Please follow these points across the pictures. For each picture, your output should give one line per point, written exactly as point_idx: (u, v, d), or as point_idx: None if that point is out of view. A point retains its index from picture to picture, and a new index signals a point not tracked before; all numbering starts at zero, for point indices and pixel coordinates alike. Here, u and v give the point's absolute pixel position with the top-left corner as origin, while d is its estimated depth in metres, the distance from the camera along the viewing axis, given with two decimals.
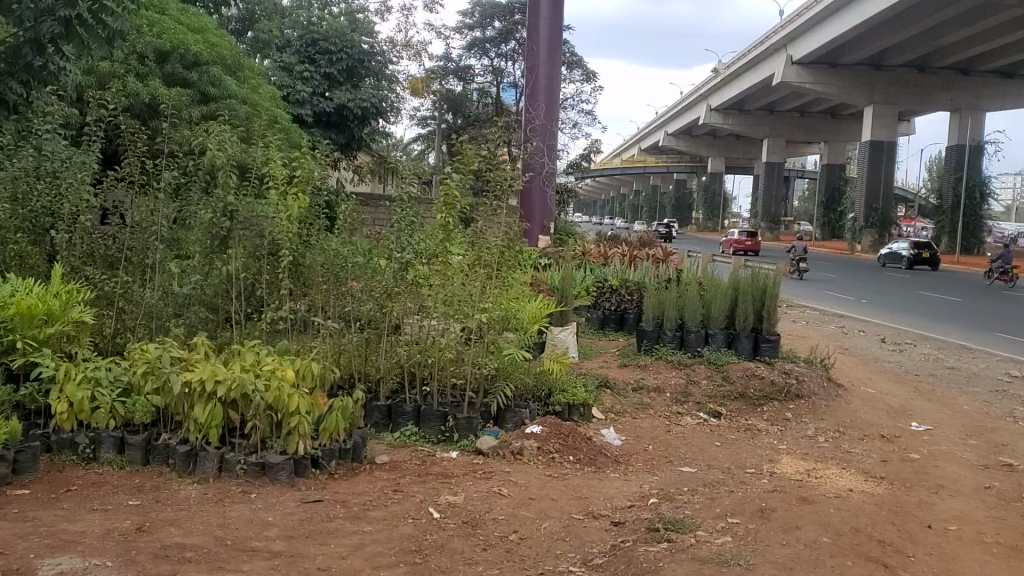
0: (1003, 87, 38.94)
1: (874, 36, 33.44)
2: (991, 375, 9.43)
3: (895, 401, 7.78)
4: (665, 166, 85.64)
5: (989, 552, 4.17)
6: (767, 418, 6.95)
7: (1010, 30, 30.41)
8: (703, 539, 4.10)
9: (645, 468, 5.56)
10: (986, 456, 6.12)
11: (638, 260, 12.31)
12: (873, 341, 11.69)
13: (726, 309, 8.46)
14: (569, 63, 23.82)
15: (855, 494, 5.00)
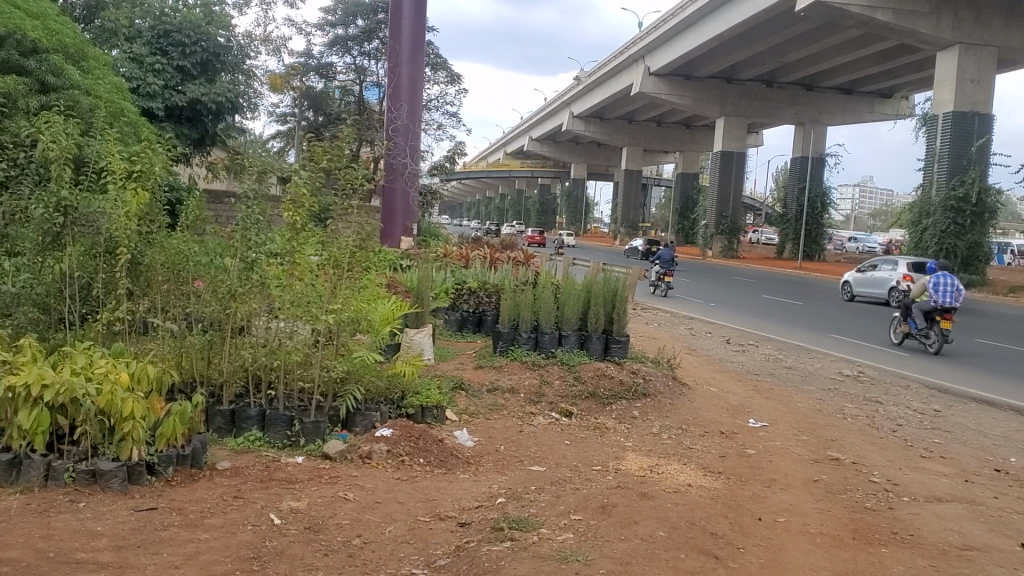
0: (843, 103, 41.45)
1: (727, 49, 34.78)
2: (825, 373, 10.00)
3: (735, 400, 8.11)
4: (528, 170, 86.72)
5: (813, 542, 4.40)
6: (615, 417, 7.13)
7: (849, 50, 32.39)
8: (546, 537, 4.16)
9: (495, 468, 5.59)
10: (816, 450, 6.47)
11: (499, 261, 12.43)
12: (719, 342, 12.16)
13: (579, 312, 8.57)
14: (433, 64, 23.74)
15: (692, 488, 5.19)
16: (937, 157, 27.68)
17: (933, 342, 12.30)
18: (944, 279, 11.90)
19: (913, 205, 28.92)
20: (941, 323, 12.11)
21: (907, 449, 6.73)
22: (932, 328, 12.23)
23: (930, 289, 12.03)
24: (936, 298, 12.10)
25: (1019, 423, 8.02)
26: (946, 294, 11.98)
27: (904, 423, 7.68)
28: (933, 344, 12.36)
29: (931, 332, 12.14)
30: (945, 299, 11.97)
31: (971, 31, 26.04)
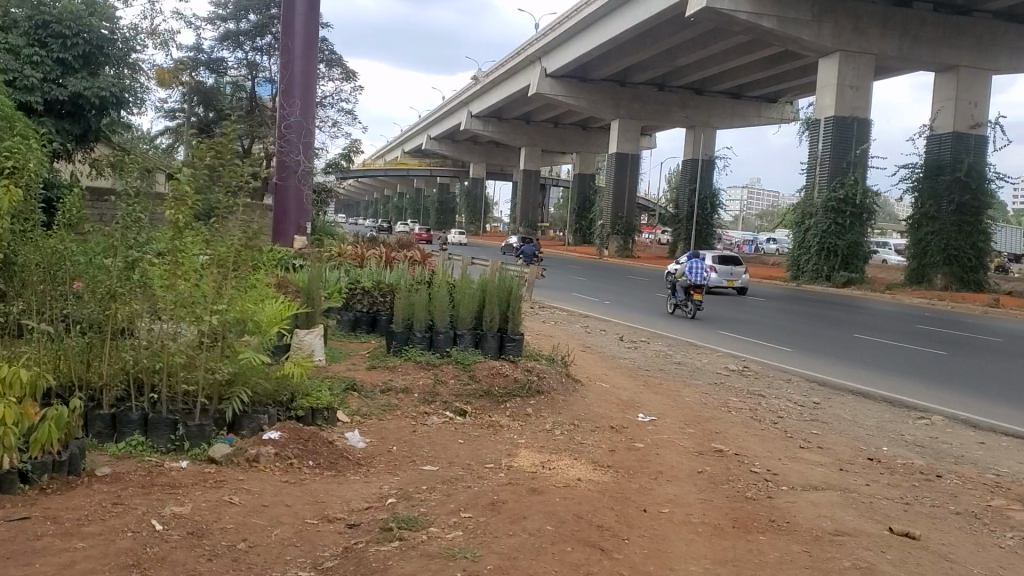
0: (731, 108, 42.72)
1: (621, 52, 35.40)
2: (712, 368, 10.30)
3: (626, 395, 8.29)
4: (427, 169, 86.53)
5: (695, 531, 4.54)
6: (509, 414, 7.18)
7: (736, 56, 33.38)
8: (435, 535, 4.18)
9: (387, 469, 5.56)
10: (701, 443, 6.68)
11: (394, 260, 12.36)
12: (612, 339, 12.41)
13: (473, 311, 8.52)
14: (327, 61, 23.46)
15: (582, 483, 5.27)
16: (820, 160, 28.84)
17: (690, 309, 16.47)
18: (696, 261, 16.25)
19: (796, 206, 30.11)
20: (693, 295, 16.38)
21: (787, 440, 7.00)
22: (688, 299, 16.45)
23: (687, 270, 16.32)
24: (692, 276, 16.42)
25: (892, 414, 8.42)
26: (697, 272, 16.34)
27: (785, 415, 7.99)
28: (690, 312, 16.58)
29: (686, 302, 16.33)
30: (697, 276, 16.34)
31: (850, 40, 27.12)
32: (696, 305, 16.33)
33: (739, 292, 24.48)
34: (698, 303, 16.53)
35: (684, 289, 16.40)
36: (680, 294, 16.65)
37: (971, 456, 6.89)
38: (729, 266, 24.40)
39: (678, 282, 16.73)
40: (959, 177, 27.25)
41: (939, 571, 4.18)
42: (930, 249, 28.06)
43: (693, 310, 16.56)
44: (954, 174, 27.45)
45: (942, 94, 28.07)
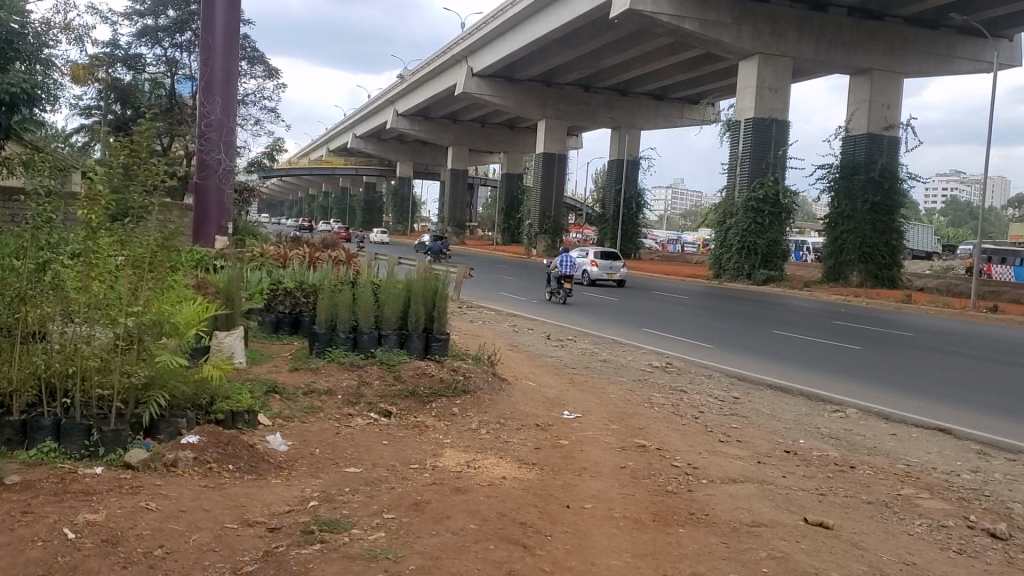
0: (655, 109, 43.32)
1: (546, 52, 35.60)
2: (636, 365, 10.44)
3: (551, 393, 8.34)
4: (352, 168, 85.78)
5: (616, 526, 4.60)
6: (434, 414, 7.16)
7: (659, 58, 33.86)
8: (357, 537, 4.16)
9: (309, 472, 5.51)
10: (625, 438, 6.76)
11: (318, 260, 12.22)
12: (539, 337, 12.51)
13: (398, 311, 8.45)
14: (249, 58, 23.06)
15: (506, 480, 5.29)
16: (740, 161, 29.48)
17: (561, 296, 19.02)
18: (567, 255, 18.80)
19: (718, 205, 30.70)
20: (564, 284, 18.93)
21: (708, 435, 7.15)
22: (560, 287, 18.99)
23: (559, 262, 18.82)
24: (563, 267, 18.95)
25: (808, 407, 8.66)
26: (567, 264, 18.90)
27: (705, 410, 8.16)
28: (561, 297, 19.10)
29: (558, 290, 18.84)
30: (567, 267, 18.89)
31: (769, 43, 27.68)
32: (566, 293, 18.93)
33: (620, 284, 26.79)
34: (567, 290, 19.15)
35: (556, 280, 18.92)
36: (553, 283, 19.16)
37: (883, 446, 7.13)
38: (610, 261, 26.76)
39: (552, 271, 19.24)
40: (873, 177, 28.14)
41: (851, 558, 4.32)
42: (846, 248, 28.94)
43: (565, 296, 19.13)
44: (868, 174, 28.34)
45: (857, 96, 29.02)
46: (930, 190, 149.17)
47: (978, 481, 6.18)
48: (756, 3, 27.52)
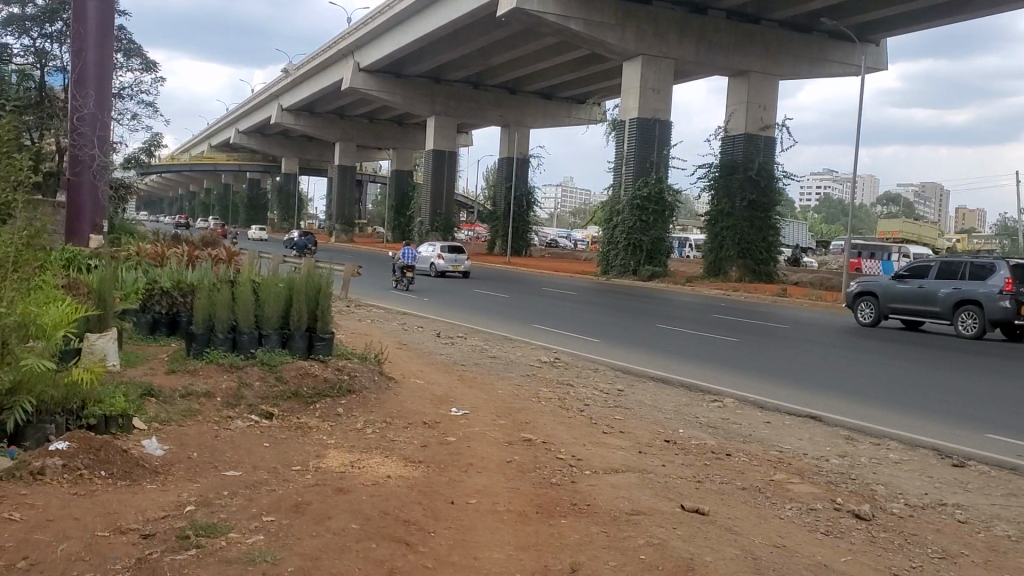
0: (543, 107, 43.77)
1: (435, 49, 35.53)
2: (525, 361, 10.53)
3: (439, 390, 8.34)
4: (236, 165, 83.75)
5: (499, 520, 4.64)
6: (318, 415, 7.07)
7: (547, 57, 34.22)
8: (234, 541, 4.08)
9: (187, 476, 5.36)
10: (512, 433, 6.82)
11: (197, 259, 11.86)
12: (429, 335, 12.47)
13: (280, 311, 8.30)
14: (125, 50, 22.21)
15: (390, 479, 5.27)
16: (625, 159, 30.07)
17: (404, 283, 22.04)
18: (408, 247, 21.80)
19: (605, 203, 31.24)
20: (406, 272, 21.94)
21: (592, 427, 7.28)
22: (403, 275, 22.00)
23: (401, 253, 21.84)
24: (405, 258, 21.97)
25: (688, 397, 8.93)
26: (409, 255, 21.91)
27: (590, 403, 8.31)
28: (404, 285, 22.04)
29: (402, 278, 21.83)
30: (408, 257, 21.93)
31: (652, 44, 28.32)
32: (409, 281, 21.92)
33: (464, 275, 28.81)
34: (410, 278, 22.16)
35: (401, 269, 21.82)
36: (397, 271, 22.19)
37: (759, 434, 7.41)
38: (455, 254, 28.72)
39: (396, 261, 22.09)
40: (750, 176, 29.16)
41: (724, 543, 4.47)
42: (725, 245, 29.86)
43: (407, 284, 22.13)
44: (746, 174, 29.35)
45: (735, 97, 30.02)
46: (805, 189, 155.34)
47: (845, 465, 6.49)
48: (640, 5, 28.10)
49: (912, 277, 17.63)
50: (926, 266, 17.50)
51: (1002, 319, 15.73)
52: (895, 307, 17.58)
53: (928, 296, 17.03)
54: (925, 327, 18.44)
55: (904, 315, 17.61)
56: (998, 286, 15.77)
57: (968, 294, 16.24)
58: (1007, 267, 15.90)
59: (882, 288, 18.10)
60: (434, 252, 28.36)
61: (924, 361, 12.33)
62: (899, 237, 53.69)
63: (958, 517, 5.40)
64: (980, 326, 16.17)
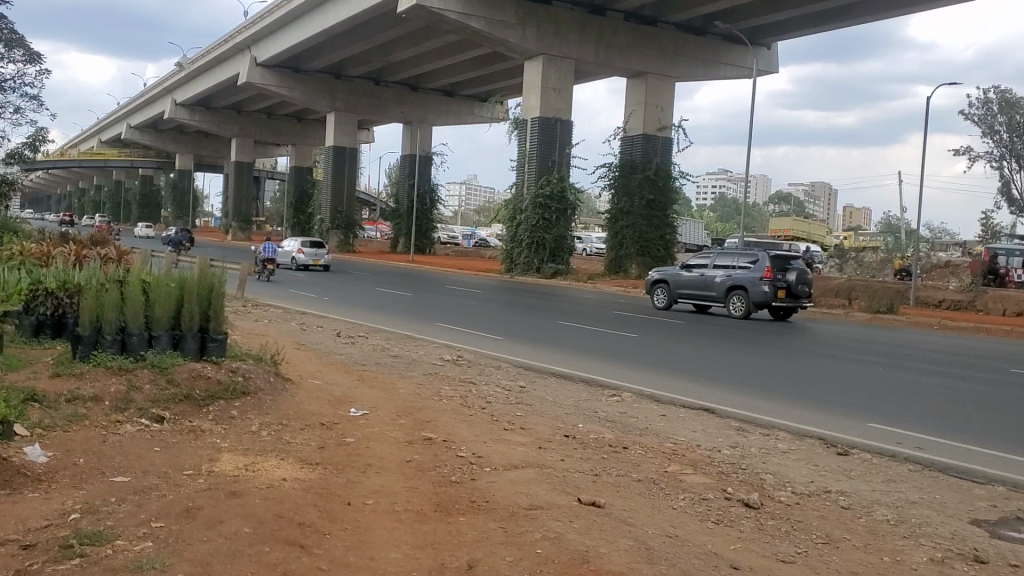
0: (445, 105, 43.75)
1: (334, 44, 35.08)
2: (427, 360, 10.50)
3: (337, 391, 8.26)
4: (128, 161, 81.09)
5: (397, 519, 4.63)
6: (211, 418, 6.91)
7: (447, 54, 34.21)
8: (122, 548, 3.97)
9: (72, 483, 5.18)
10: (413, 432, 6.80)
11: (86, 258, 11.44)
12: (329, 335, 12.30)
13: (171, 311, 8.06)
14: (7, 41, 21.28)
15: (286, 481, 5.20)
16: (527, 157, 30.31)
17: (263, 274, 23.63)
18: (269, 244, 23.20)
19: (508, 201, 31.39)
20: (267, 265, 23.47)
21: (493, 424, 7.32)
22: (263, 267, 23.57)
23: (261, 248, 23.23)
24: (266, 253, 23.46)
25: (587, 392, 9.06)
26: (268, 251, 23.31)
27: (492, 400, 8.36)
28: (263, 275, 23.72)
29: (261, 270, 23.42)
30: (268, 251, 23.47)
31: (553, 44, 28.59)
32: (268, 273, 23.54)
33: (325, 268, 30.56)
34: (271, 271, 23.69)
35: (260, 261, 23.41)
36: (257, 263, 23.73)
37: (654, 427, 7.58)
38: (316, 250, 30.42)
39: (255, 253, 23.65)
40: (649, 176, 29.76)
41: (619, 534, 4.57)
42: (625, 242, 30.29)
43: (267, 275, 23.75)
44: (645, 173, 29.96)
45: (634, 98, 30.57)
46: (703, 188, 159.02)
47: (735, 455, 6.69)
48: (540, 5, 28.34)
49: (694, 266, 20.88)
50: (705, 258, 20.80)
51: (762, 300, 19.14)
52: (681, 293, 20.69)
53: (707, 282, 20.25)
54: (708, 309, 21.86)
55: (689, 299, 20.79)
56: (760, 274, 19.23)
57: (738, 281, 19.59)
58: (767, 256, 19.29)
59: (674, 277, 21.23)
60: (294, 247, 30.12)
61: (812, 354, 12.81)
62: (791, 235, 55.22)
63: (841, 502, 5.64)
64: (746, 307, 19.49)
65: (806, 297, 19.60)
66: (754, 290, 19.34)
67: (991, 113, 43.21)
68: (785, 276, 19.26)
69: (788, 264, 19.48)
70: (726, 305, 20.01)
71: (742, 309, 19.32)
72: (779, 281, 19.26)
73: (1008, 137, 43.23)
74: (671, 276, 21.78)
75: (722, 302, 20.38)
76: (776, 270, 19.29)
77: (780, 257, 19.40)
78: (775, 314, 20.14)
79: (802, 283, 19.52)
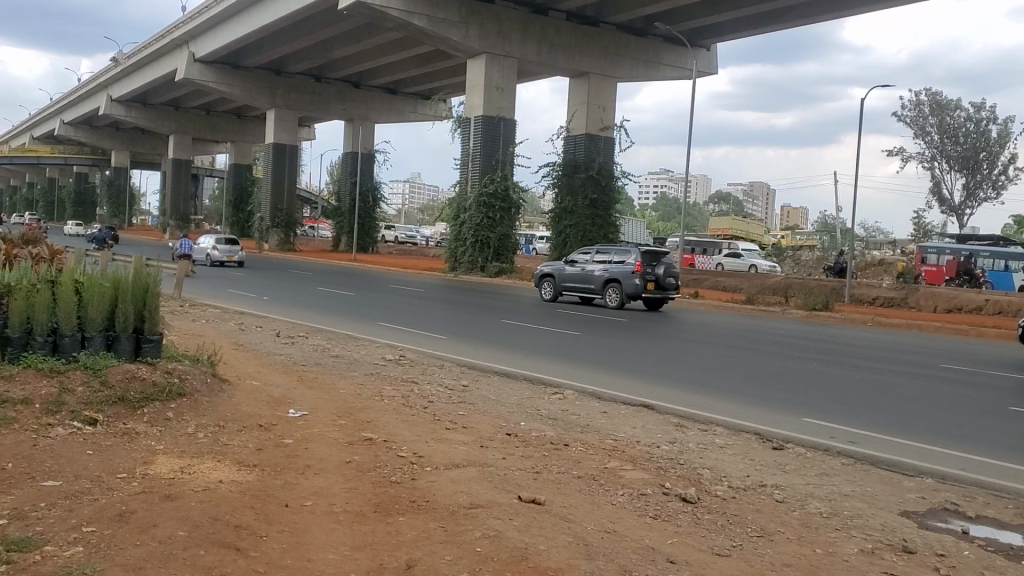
0: (387, 102, 43.54)
1: (275, 41, 34.69)
2: (369, 360, 10.43)
3: (276, 391, 8.18)
4: (61, 158, 79.14)
5: (335, 520, 4.61)
6: (147, 420, 6.79)
7: (389, 52, 34.06)
8: (50, 554, 3.90)
9: (0, 489, 5.05)
10: (352, 433, 6.77)
11: (15, 258, 11.12)
12: (268, 335, 12.15)
13: (104, 311, 7.90)
14: None
15: (222, 484, 5.13)
16: (471, 156, 30.31)
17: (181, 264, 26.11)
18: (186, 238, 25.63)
19: (452, 200, 31.31)
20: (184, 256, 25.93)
21: (434, 423, 7.31)
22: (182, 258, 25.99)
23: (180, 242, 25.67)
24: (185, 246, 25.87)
25: (530, 391, 9.10)
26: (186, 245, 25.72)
27: (434, 399, 8.36)
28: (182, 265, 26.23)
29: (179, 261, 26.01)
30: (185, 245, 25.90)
31: (496, 43, 28.60)
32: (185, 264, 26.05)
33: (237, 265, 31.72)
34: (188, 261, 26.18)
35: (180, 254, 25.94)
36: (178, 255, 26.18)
37: (595, 424, 7.64)
38: (230, 246, 31.60)
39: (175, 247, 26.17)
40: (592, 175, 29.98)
41: (558, 531, 4.60)
42: (569, 241, 30.20)
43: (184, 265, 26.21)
44: (587, 172, 30.18)
45: (576, 98, 30.76)
46: (645, 187, 160.71)
47: (674, 451, 6.79)
48: (483, 3, 28.35)
49: (577, 260, 21.68)
50: (588, 252, 21.74)
51: (634, 292, 20.26)
52: (566, 285, 21.62)
53: (587, 275, 21.21)
54: (592, 301, 22.56)
55: (573, 292, 21.62)
56: (632, 268, 20.27)
57: (612, 274, 20.56)
58: (638, 251, 20.36)
59: (559, 271, 21.98)
60: (208, 243, 31.56)
61: (753, 350, 13.03)
62: (730, 234, 56.07)
63: (776, 496, 5.75)
64: (620, 299, 20.56)
65: (673, 289, 20.76)
66: (628, 283, 20.43)
67: (922, 114, 44.39)
68: (654, 270, 20.36)
69: (656, 259, 20.57)
70: (603, 297, 21.04)
71: (616, 300, 20.49)
72: (649, 274, 20.34)
73: (939, 138, 44.40)
74: (558, 269, 22.49)
75: (600, 295, 21.29)
76: (647, 264, 20.40)
77: (649, 252, 20.45)
78: (646, 305, 21.20)
79: (669, 277, 20.68)
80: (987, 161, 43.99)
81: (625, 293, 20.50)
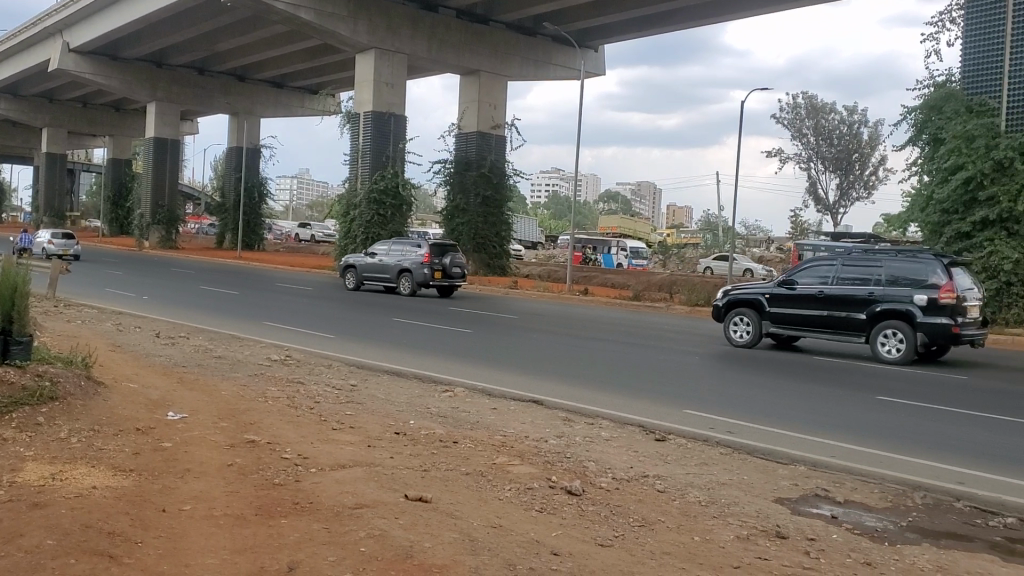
0: (274, 97, 42.67)
1: (154, 31, 33.61)
2: (253, 360, 10.23)
3: (154, 394, 7.94)
4: None
5: (215, 524, 4.52)
6: (15, 425, 6.48)
7: (275, 45, 33.45)
8: None
9: None
10: (234, 435, 6.63)
11: None
12: (147, 336, 11.80)
13: None
14: None
15: (97, 490, 4.97)
16: (361, 153, 30.04)
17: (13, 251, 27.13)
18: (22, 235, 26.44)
19: (341, 197, 30.91)
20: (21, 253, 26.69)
21: (320, 424, 7.22)
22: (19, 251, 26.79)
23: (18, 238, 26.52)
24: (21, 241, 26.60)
25: (419, 389, 9.09)
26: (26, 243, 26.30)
27: (320, 399, 8.26)
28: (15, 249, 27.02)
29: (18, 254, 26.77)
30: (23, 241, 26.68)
31: (385, 39, 28.39)
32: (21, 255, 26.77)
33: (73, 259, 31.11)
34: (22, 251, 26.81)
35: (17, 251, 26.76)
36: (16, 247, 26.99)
37: (485, 421, 7.69)
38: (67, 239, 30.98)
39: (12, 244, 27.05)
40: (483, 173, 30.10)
41: (444, 528, 4.63)
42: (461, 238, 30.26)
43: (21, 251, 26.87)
44: (479, 170, 30.27)
45: (467, 96, 30.80)
46: (537, 184, 162.15)
47: (561, 445, 6.90)
48: None
49: (377, 251, 23.03)
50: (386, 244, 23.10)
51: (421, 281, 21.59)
52: (365, 275, 22.95)
53: (383, 265, 22.55)
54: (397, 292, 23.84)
55: (373, 281, 22.89)
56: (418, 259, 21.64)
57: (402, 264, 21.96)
58: (426, 243, 21.75)
59: (360, 262, 23.18)
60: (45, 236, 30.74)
61: (641, 345, 13.29)
62: (618, 231, 57.10)
63: (657, 486, 5.92)
64: (411, 288, 21.90)
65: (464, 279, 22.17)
66: (416, 273, 21.77)
67: (799, 116, 46.11)
68: (441, 260, 21.70)
69: (446, 249, 21.97)
70: (398, 285, 22.40)
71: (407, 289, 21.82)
72: (437, 264, 21.64)
73: (815, 139, 46.25)
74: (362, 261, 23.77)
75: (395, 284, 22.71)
76: (436, 255, 21.78)
77: (437, 244, 21.87)
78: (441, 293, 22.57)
79: (459, 267, 22.04)
80: (859, 162, 46.01)
81: (415, 282, 21.82)
